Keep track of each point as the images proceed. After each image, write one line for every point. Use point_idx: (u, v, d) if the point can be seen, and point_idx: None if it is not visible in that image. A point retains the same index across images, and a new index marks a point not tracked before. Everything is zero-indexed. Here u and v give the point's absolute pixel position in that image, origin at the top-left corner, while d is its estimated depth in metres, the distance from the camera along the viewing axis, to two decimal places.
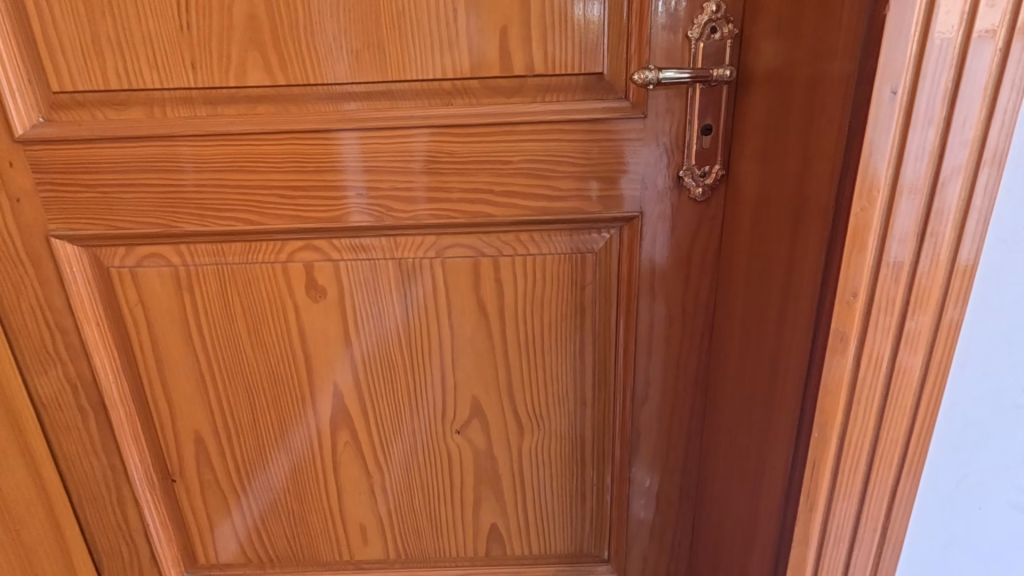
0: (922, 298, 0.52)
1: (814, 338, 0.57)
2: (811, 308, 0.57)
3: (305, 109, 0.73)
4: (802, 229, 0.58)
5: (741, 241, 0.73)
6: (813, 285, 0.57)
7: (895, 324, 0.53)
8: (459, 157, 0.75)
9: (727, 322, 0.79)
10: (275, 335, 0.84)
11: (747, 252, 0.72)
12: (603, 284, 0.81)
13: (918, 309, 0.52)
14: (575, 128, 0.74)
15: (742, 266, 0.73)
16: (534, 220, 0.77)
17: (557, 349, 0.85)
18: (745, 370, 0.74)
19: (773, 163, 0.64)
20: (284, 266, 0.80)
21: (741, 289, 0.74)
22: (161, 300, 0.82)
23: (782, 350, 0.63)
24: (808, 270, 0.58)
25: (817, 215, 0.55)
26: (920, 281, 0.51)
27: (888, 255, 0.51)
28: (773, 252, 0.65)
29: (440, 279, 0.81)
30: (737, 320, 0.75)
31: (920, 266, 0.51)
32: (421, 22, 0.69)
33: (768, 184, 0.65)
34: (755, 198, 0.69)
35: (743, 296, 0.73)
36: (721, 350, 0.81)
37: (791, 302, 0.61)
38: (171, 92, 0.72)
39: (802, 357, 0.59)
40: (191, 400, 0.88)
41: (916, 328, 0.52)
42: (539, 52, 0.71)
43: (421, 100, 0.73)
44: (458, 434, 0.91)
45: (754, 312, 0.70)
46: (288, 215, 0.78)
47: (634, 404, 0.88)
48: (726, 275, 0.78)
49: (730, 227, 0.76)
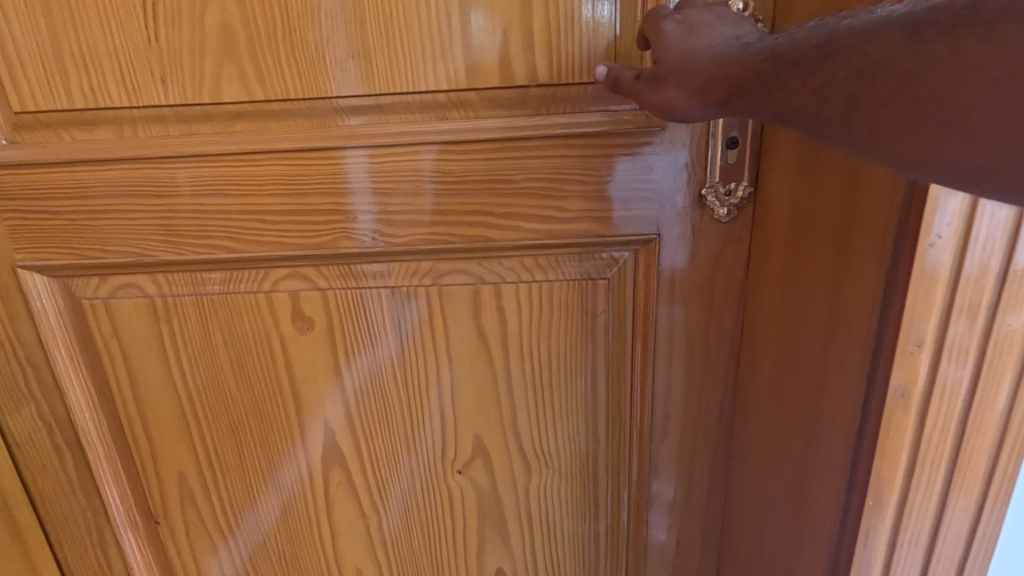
0: (1016, 300, 0.41)
1: (867, 395, 0.47)
2: (864, 364, 0.47)
3: (287, 125, 0.66)
4: (849, 260, 0.49)
5: (772, 265, 0.64)
6: (866, 333, 0.47)
7: (977, 342, 0.42)
8: (454, 176, 0.68)
9: (757, 354, 0.69)
10: (259, 368, 0.78)
11: (779, 279, 0.63)
12: (616, 312, 0.73)
13: (1014, 309, 0.41)
14: (584, 142, 0.66)
15: (774, 294, 0.64)
16: (539, 244, 0.70)
17: (566, 381, 0.77)
18: (773, 409, 0.66)
19: (810, 184, 0.56)
20: (267, 296, 0.74)
21: (773, 319, 0.65)
22: (137, 333, 0.76)
23: (821, 397, 0.55)
24: (861, 313, 0.47)
25: (871, 245, 0.46)
26: (1016, 278, 0.40)
27: (968, 261, 0.40)
28: (812, 285, 0.55)
29: (436, 308, 0.74)
30: (767, 353, 0.66)
31: (1012, 273, 0.40)
32: (412, 28, 0.62)
33: (805, 203, 0.57)
34: (786, 217, 0.60)
35: (774, 332, 0.64)
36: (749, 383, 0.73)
37: (834, 345, 0.52)
38: (140, 110, 0.66)
39: (853, 414, 0.49)
40: (172, 437, 0.82)
41: (1008, 337, 0.42)
42: (543, 60, 0.63)
43: (413, 113, 0.66)
44: (459, 474, 0.84)
45: (788, 348, 0.62)
46: (272, 242, 0.71)
47: (651, 441, 0.80)
48: (756, 302, 0.69)
49: (758, 249, 0.68)
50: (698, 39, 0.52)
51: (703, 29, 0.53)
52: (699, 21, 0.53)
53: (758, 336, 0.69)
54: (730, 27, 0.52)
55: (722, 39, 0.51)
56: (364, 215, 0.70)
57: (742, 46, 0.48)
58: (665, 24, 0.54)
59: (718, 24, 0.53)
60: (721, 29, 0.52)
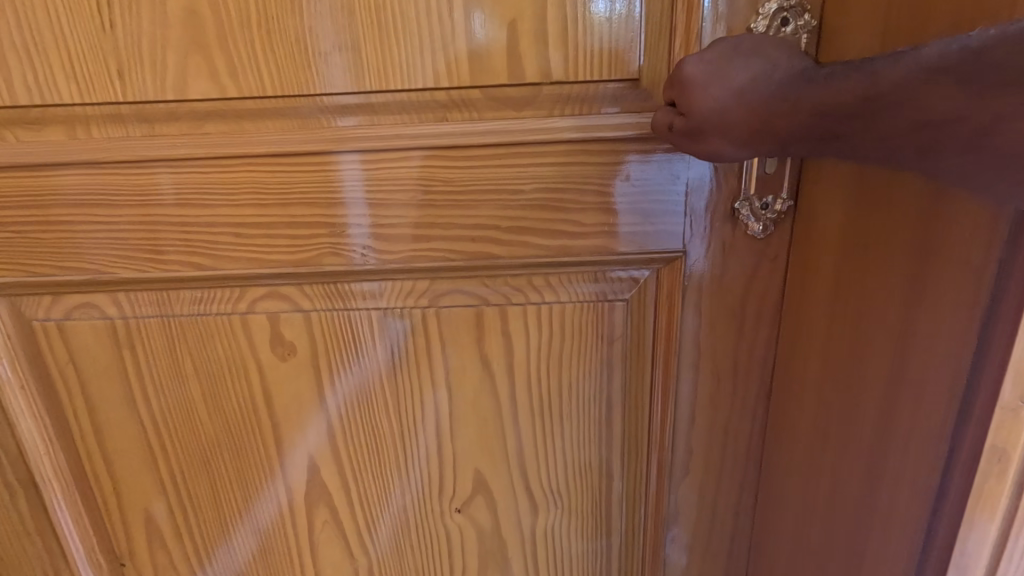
0: None
1: (951, 447, 0.40)
2: (949, 413, 0.40)
3: (263, 126, 0.58)
4: (931, 291, 0.42)
5: (818, 293, 0.57)
6: (953, 377, 0.40)
7: None
8: (455, 185, 0.60)
9: (796, 388, 0.62)
10: (235, 398, 0.69)
11: (827, 308, 0.56)
12: (635, 337, 0.66)
13: None
14: (603, 148, 0.58)
15: (820, 324, 0.57)
16: (550, 262, 0.62)
17: (578, 413, 0.70)
18: (816, 451, 0.58)
19: (870, 204, 0.48)
20: (243, 318, 0.65)
21: (817, 351, 0.57)
22: (97, 358, 0.67)
23: (885, 444, 0.47)
24: (949, 356, 0.40)
25: (961, 281, 0.39)
26: None
27: None
28: (873, 319, 0.48)
29: (434, 333, 0.66)
30: (810, 389, 0.59)
31: None
32: (408, 16, 0.54)
33: (864, 227, 0.49)
34: (838, 241, 0.53)
35: (820, 367, 0.57)
36: (783, 417, 0.65)
37: (904, 386, 0.45)
38: (94, 108, 0.57)
39: (932, 474, 0.42)
40: (138, 473, 0.74)
41: None
42: (558, 54, 0.55)
43: (409, 114, 0.58)
44: (458, 513, 0.76)
45: (837, 386, 0.54)
46: (247, 258, 0.62)
47: (671, 478, 0.72)
48: (793, 331, 0.62)
49: (796, 273, 0.60)
50: (727, 84, 0.49)
51: (729, 68, 0.49)
52: (727, 58, 0.50)
53: (795, 368, 0.62)
54: (758, 62, 0.49)
55: (753, 82, 0.49)
56: (355, 227, 0.61)
57: (782, 93, 0.47)
58: (687, 69, 0.50)
59: (744, 59, 0.50)
60: (748, 64, 0.49)
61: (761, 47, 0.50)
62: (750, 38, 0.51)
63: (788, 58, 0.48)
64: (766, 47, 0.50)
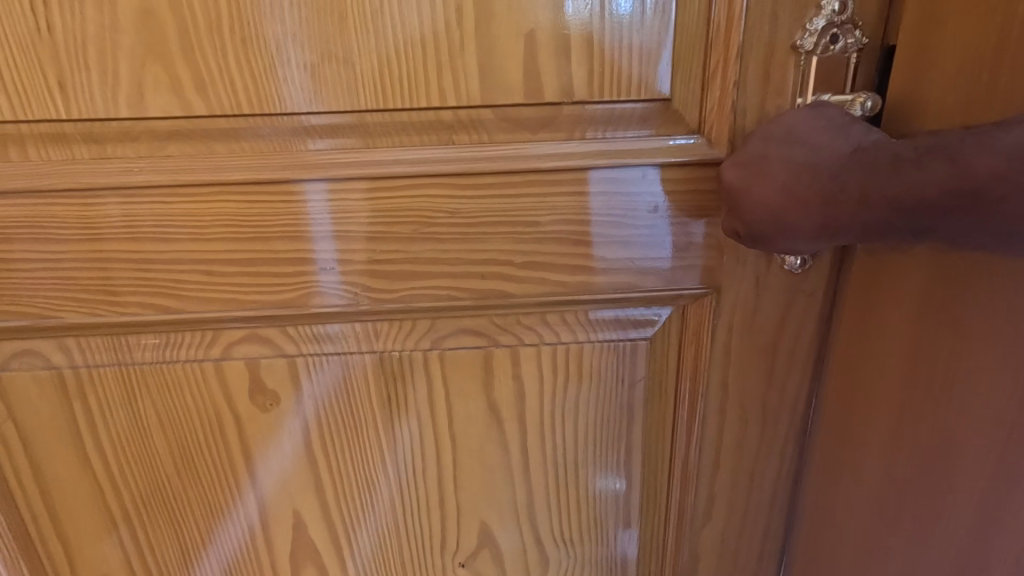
0: None
1: None
2: None
3: (237, 149, 0.49)
4: None
5: (883, 363, 0.53)
6: None
7: None
8: (462, 216, 0.53)
9: (849, 450, 0.58)
10: (209, 453, 0.61)
11: (896, 381, 0.52)
12: (658, 379, 0.61)
13: None
14: (629, 175, 0.52)
15: (887, 397, 0.53)
16: (569, 299, 0.56)
17: (594, 461, 0.64)
18: (883, 525, 0.55)
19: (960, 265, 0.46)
20: (216, 365, 0.57)
21: (885, 424, 0.54)
22: (42, 413, 0.58)
23: (993, 521, 0.46)
24: None
25: None
26: None
27: None
28: (980, 382, 0.45)
29: (438, 379, 0.59)
30: (872, 463, 0.56)
31: None
32: (410, 22, 0.46)
33: (958, 292, 0.46)
34: (910, 311, 0.50)
35: (894, 421, 0.53)
36: (828, 471, 0.61)
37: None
38: (29, 126, 0.48)
39: None
40: (94, 537, 0.64)
41: None
42: (581, 71, 0.49)
43: (409, 136, 0.50)
44: (462, 568, 0.69)
45: (915, 461, 0.52)
46: (220, 298, 0.54)
47: (691, 524, 0.67)
48: (846, 393, 0.57)
49: (844, 336, 0.56)
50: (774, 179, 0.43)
51: (766, 163, 0.44)
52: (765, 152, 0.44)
53: (846, 438, 0.58)
54: (799, 150, 0.43)
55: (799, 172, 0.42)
56: (326, 268, 0.53)
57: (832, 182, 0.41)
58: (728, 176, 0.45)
59: (784, 151, 0.44)
60: (787, 153, 0.43)
61: (798, 131, 0.44)
62: (785, 121, 0.45)
63: (831, 138, 0.42)
64: (802, 129, 0.44)
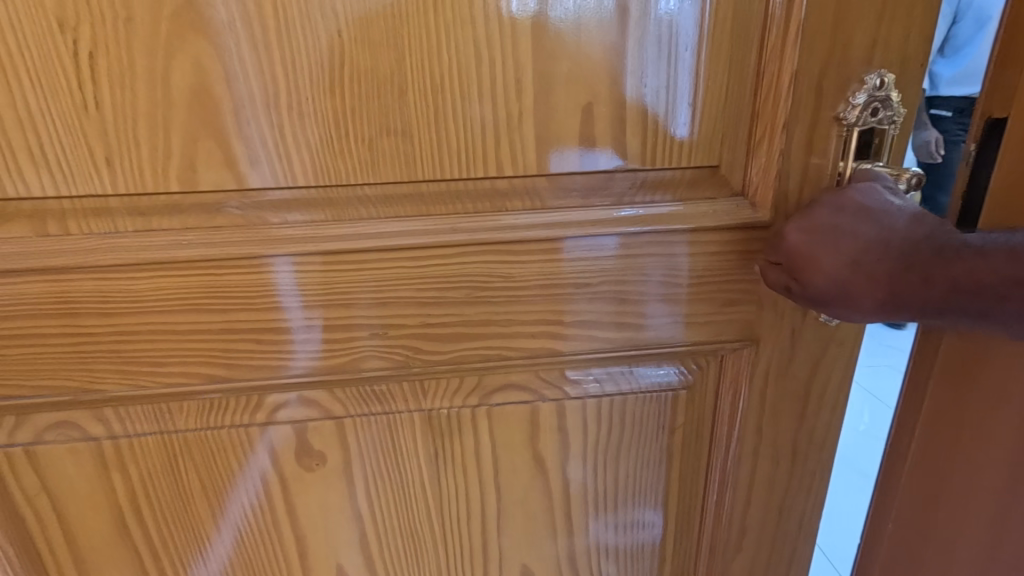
0: None
1: None
2: None
3: (290, 219, 0.49)
4: None
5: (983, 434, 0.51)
6: None
7: None
8: (515, 279, 0.53)
9: (937, 501, 0.56)
10: (251, 513, 0.60)
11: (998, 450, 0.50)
12: (697, 425, 0.63)
13: None
14: (676, 237, 0.54)
15: (981, 475, 0.52)
16: (615, 355, 0.57)
17: (632, 503, 0.66)
18: None
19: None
20: (262, 429, 0.56)
21: (976, 502, 0.52)
22: (79, 483, 0.56)
23: None
24: None
25: None
26: None
27: None
28: None
29: (484, 432, 0.60)
30: (962, 535, 0.54)
31: None
32: (469, 97, 0.47)
33: None
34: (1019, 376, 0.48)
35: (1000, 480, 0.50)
36: (899, 515, 0.60)
37: None
38: (72, 201, 0.46)
39: None
40: None
41: None
42: (635, 141, 0.50)
43: (464, 204, 0.50)
44: None
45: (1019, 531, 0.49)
46: (269, 365, 0.53)
47: (722, 556, 0.70)
48: (941, 442, 0.55)
49: (933, 399, 0.55)
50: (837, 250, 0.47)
51: (837, 233, 0.48)
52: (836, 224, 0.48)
53: (933, 505, 0.56)
54: (865, 226, 0.47)
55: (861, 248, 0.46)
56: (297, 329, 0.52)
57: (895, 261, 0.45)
58: (791, 239, 0.49)
59: (853, 225, 0.47)
60: (858, 228, 0.47)
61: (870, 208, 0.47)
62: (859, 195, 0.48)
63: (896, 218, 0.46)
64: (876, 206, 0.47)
